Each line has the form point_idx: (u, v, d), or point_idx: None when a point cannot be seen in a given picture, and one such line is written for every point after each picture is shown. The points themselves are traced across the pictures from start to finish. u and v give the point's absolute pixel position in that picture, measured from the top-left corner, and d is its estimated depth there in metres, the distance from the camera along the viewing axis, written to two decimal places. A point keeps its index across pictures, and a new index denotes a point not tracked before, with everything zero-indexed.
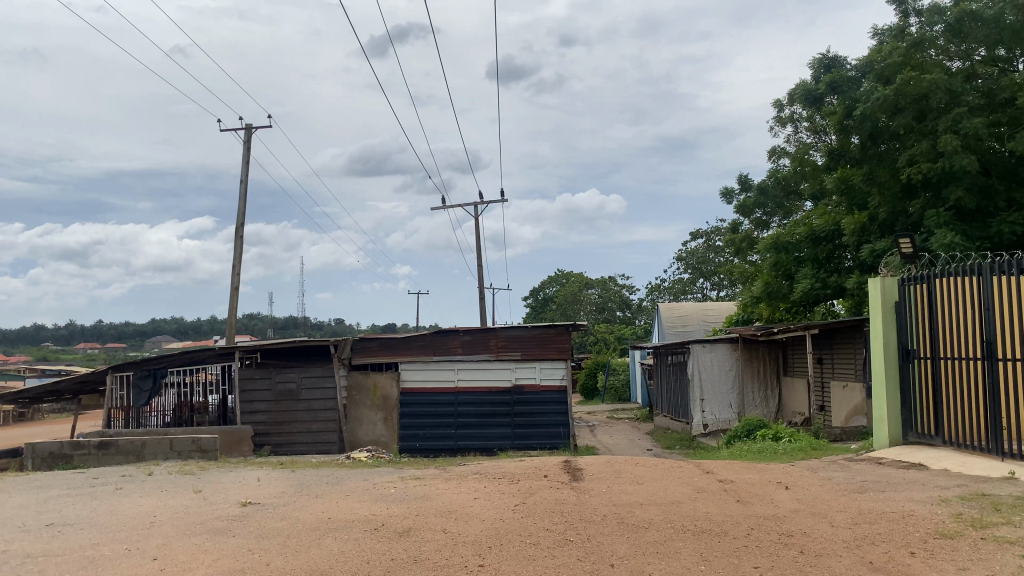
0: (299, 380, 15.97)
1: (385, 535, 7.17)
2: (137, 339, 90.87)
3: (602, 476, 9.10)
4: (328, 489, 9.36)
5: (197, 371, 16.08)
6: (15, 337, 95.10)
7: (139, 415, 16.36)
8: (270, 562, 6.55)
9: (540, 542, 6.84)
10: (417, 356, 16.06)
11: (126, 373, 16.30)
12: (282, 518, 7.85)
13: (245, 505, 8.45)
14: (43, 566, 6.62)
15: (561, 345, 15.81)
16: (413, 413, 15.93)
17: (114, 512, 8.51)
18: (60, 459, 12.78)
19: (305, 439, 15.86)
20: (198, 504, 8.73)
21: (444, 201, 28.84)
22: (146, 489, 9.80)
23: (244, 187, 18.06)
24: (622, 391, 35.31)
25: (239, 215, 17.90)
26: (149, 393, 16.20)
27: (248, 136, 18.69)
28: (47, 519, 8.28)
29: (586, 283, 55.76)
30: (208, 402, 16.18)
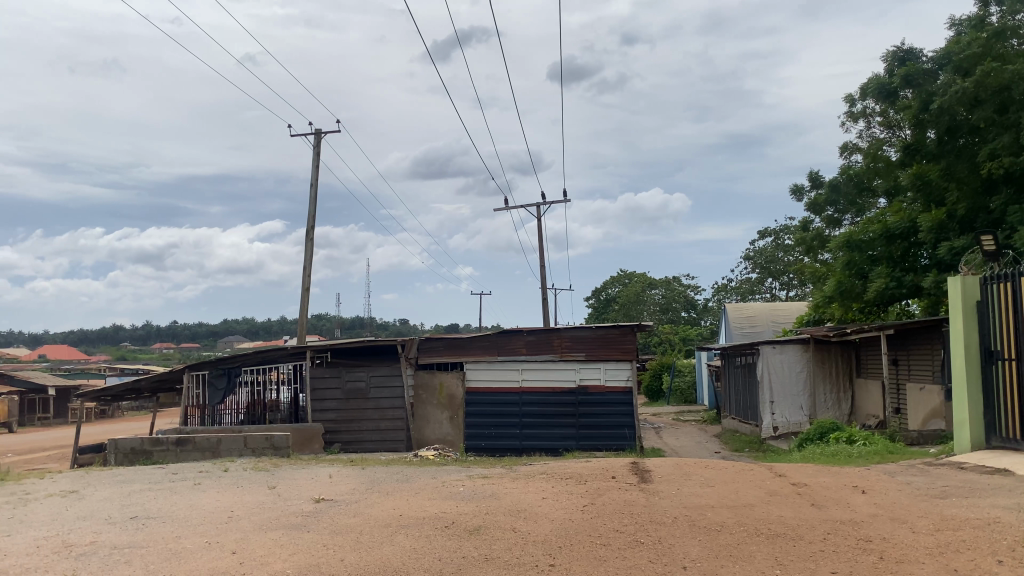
0: (367, 379, 16.24)
1: (456, 533, 7.23)
2: (209, 339, 93.61)
3: (671, 478, 9.01)
4: (398, 487, 9.50)
5: (269, 370, 16.51)
6: (95, 337, 98.89)
7: (215, 412, 16.91)
8: (344, 557, 6.68)
9: (611, 542, 6.82)
10: (481, 356, 16.16)
11: (202, 371, 16.91)
12: (355, 514, 8.00)
13: (318, 501, 8.63)
14: (130, 557, 6.88)
15: (626, 345, 15.69)
16: (479, 413, 16.04)
17: (193, 506, 8.78)
18: (141, 454, 13.25)
19: (373, 438, 16.11)
20: (273, 499, 8.95)
21: (508, 203, 29.00)
22: (223, 484, 10.08)
23: (314, 190, 18.46)
24: (688, 393, 34.93)
25: (309, 218, 18.30)
26: (224, 391, 16.72)
27: (318, 141, 19.07)
28: (131, 511, 8.60)
29: (650, 283, 55.39)
30: (280, 400, 16.60)
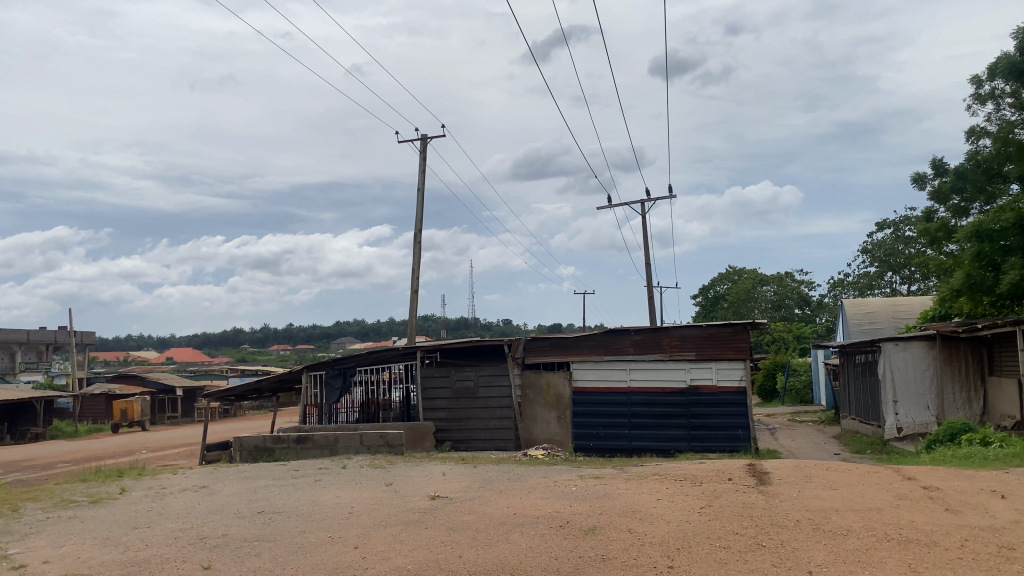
0: (476, 378, 16.44)
1: (572, 533, 7.22)
2: (322, 341, 97.03)
3: (791, 480, 8.71)
4: (511, 485, 9.56)
5: (381, 369, 16.97)
6: (217, 340, 104.04)
7: (331, 410, 17.51)
8: (462, 554, 6.77)
9: (731, 545, 6.65)
10: (589, 356, 16.08)
11: (320, 372, 17.57)
12: (471, 512, 8.09)
13: (434, 498, 8.78)
14: (260, 549, 7.17)
15: (739, 344, 15.27)
16: (588, 412, 15.97)
17: (316, 501, 9.10)
18: (264, 451, 13.86)
19: (484, 437, 16.28)
20: (391, 496, 9.16)
21: (612, 200, 28.74)
22: (342, 480, 10.39)
23: (421, 194, 18.81)
24: (803, 393, 33.81)
25: (416, 222, 18.67)
26: (340, 390, 17.30)
27: (424, 146, 19.42)
28: (258, 506, 8.98)
29: (760, 279, 53.95)
30: (392, 399, 16.99)
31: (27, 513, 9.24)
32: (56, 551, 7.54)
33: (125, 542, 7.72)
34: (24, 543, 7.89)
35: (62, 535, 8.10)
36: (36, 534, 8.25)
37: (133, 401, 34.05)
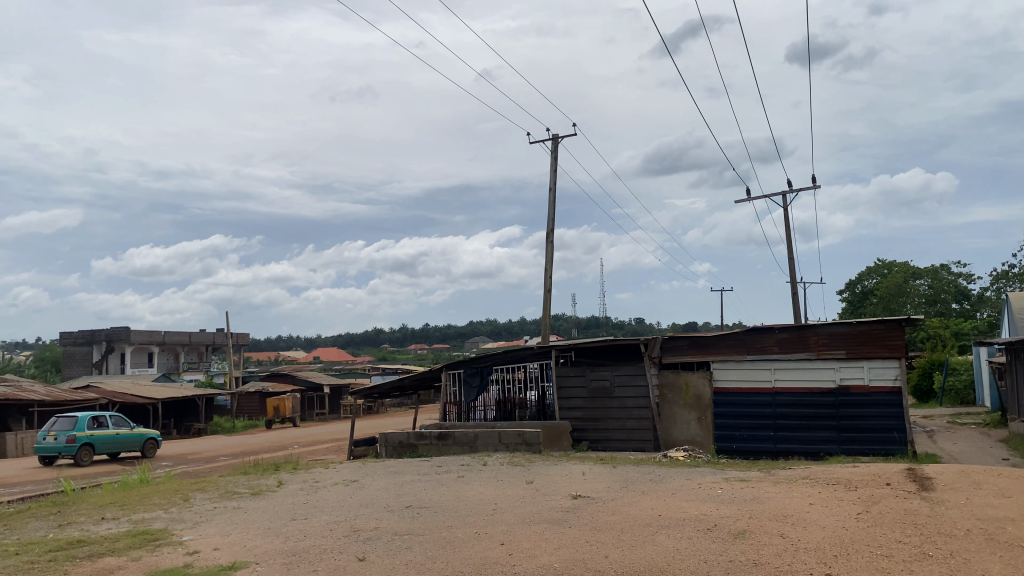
0: (612, 378, 16.36)
1: (720, 536, 7.03)
2: (457, 341, 99.29)
3: (957, 487, 8.16)
4: (653, 486, 9.44)
5: (518, 369, 17.20)
6: (359, 340, 108.43)
7: (468, 409, 17.90)
8: (609, 554, 6.73)
9: (894, 554, 6.29)
10: (730, 355, 15.66)
11: (458, 371, 18.01)
12: (614, 512, 8.03)
13: (576, 497, 8.78)
14: (410, 543, 7.39)
15: (892, 342, 14.44)
16: (729, 413, 15.56)
17: (461, 497, 9.30)
18: (407, 447, 14.31)
19: (621, 436, 16.15)
20: (533, 493, 9.24)
21: (749, 194, 27.87)
22: (484, 477, 10.59)
23: (554, 194, 18.88)
24: (964, 393, 31.66)
25: (549, 222, 18.75)
26: (477, 389, 17.66)
27: (555, 145, 19.48)
28: (406, 501, 9.26)
29: (912, 273, 50.94)
30: (527, 398, 17.16)
31: (197, 503, 9.93)
32: (225, 538, 8.06)
33: (285, 533, 8.15)
34: (196, 530, 8.48)
35: (229, 524, 8.64)
36: (206, 522, 8.84)
37: (284, 398, 35.98)
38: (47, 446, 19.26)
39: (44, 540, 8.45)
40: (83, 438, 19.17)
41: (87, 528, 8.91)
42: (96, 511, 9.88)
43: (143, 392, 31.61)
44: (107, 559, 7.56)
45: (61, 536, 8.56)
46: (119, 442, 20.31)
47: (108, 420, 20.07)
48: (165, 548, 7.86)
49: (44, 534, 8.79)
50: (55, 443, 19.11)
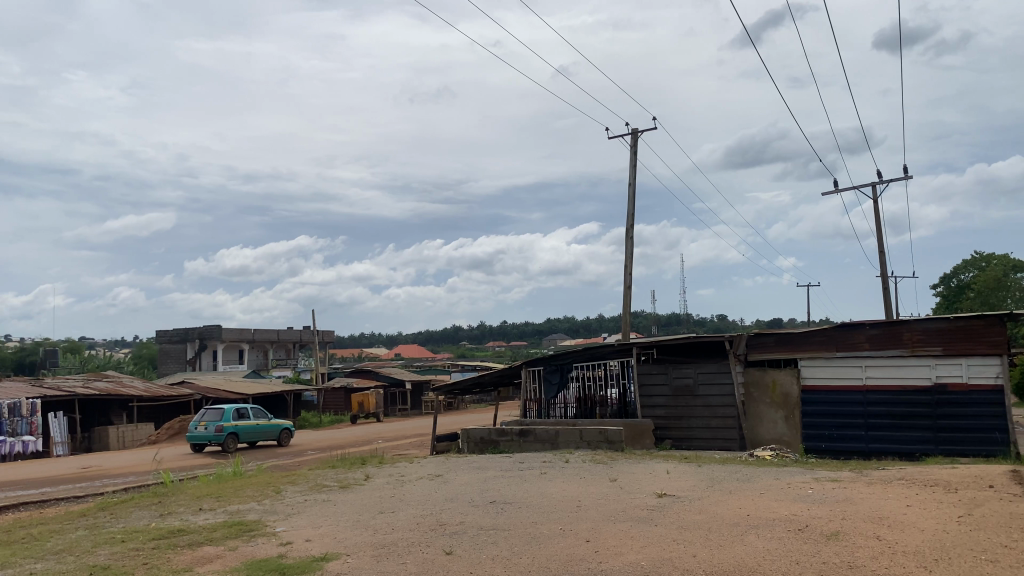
0: (695, 376, 16.12)
1: (812, 538, 6.85)
2: (535, 338, 99.51)
3: None
4: (740, 486, 9.26)
5: (599, 366, 17.16)
6: (438, 337, 109.85)
7: (548, 406, 17.99)
8: (696, 554, 6.64)
9: (1000, 559, 6.01)
10: (818, 352, 15.26)
11: (538, 368, 18.13)
12: (701, 511, 7.92)
13: (661, 495, 8.70)
14: (496, 538, 7.45)
15: (993, 338, 13.78)
16: (818, 412, 15.15)
17: (544, 494, 9.31)
18: (489, 443, 14.41)
19: (705, 435, 15.91)
20: (617, 491, 9.19)
21: (836, 186, 27.09)
22: (567, 474, 10.59)
23: (633, 189, 18.71)
24: None
25: (629, 218, 18.59)
26: (557, 386, 17.73)
27: (635, 140, 19.29)
28: (490, 496, 9.34)
29: (1013, 266, 48.57)
30: (609, 396, 17.11)
31: (288, 495, 10.23)
32: (316, 530, 8.28)
33: (373, 525, 8.34)
34: (288, 522, 8.74)
35: (320, 517, 8.87)
36: (297, 514, 9.11)
37: (367, 394, 36.75)
38: (197, 433, 20.70)
39: (146, 529, 8.84)
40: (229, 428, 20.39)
41: (186, 518, 9.29)
42: (193, 501, 10.29)
43: (235, 387, 32.75)
44: (206, 548, 7.87)
45: (162, 525, 8.95)
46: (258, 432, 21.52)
47: (250, 411, 21.32)
48: (259, 538, 8.13)
49: (146, 523, 9.21)
50: (205, 432, 20.49)
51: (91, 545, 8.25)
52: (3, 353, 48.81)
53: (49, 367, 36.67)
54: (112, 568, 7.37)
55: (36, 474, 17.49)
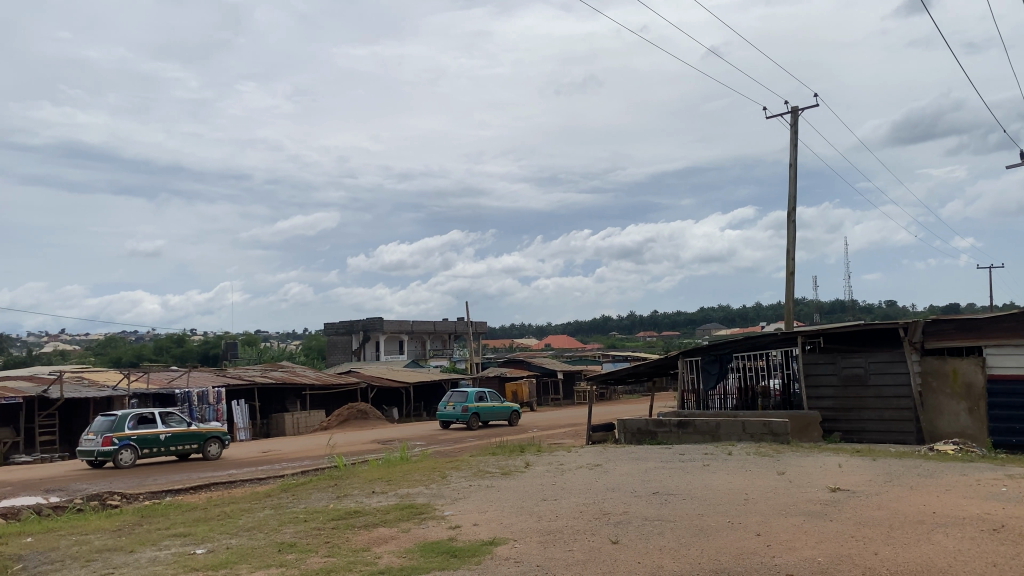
0: (867, 365, 15.28)
1: (1009, 539, 6.34)
2: (688, 328, 97.64)
3: None
4: (923, 481, 8.70)
5: (761, 356, 16.66)
6: (589, 327, 110.00)
7: (707, 397, 17.63)
8: (878, 551, 6.31)
9: None
10: (1005, 340, 14.13)
11: (695, 358, 17.82)
12: (879, 507, 7.52)
13: (834, 490, 8.32)
14: (661, 529, 7.37)
15: None
16: (1007, 404, 13.99)
17: (709, 486, 9.13)
18: (647, 434, 14.30)
19: (878, 428, 15.03)
20: (786, 485, 8.87)
21: None
22: (731, 466, 10.33)
23: (795, 170, 17.95)
24: None
25: (790, 200, 17.87)
26: (716, 376, 17.36)
27: (796, 119, 18.50)
28: (652, 487, 9.26)
29: None
30: (771, 387, 16.55)
31: (454, 480, 10.57)
32: (483, 515, 8.51)
33: (538, 512, 8.47)
34: (456, 506, 9.02)
35: (485, 502, 9.11)
36: (464, 499, 9.39)
37: (522, 383, 37.38)
38: (449, 411, 25.15)
39: (325, 510, 9.38)
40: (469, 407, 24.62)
41: (361, 500, 9.78)
42: (366, 484, 10.84)
43: (397, 377, 34.23)
44: (381, 529, 8.26)
45: (340, 506, 9.47)
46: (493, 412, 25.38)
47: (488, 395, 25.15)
48: (430, 521, 8.45)
49: (325, 504, 9.78)
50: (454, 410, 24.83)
51: (279, 523, 8.85)
52: (191, 345, 53.23)
53: (230, 358, 39.65)
54: (298, 545, 7.88)
55: (230, 456, 19.06)
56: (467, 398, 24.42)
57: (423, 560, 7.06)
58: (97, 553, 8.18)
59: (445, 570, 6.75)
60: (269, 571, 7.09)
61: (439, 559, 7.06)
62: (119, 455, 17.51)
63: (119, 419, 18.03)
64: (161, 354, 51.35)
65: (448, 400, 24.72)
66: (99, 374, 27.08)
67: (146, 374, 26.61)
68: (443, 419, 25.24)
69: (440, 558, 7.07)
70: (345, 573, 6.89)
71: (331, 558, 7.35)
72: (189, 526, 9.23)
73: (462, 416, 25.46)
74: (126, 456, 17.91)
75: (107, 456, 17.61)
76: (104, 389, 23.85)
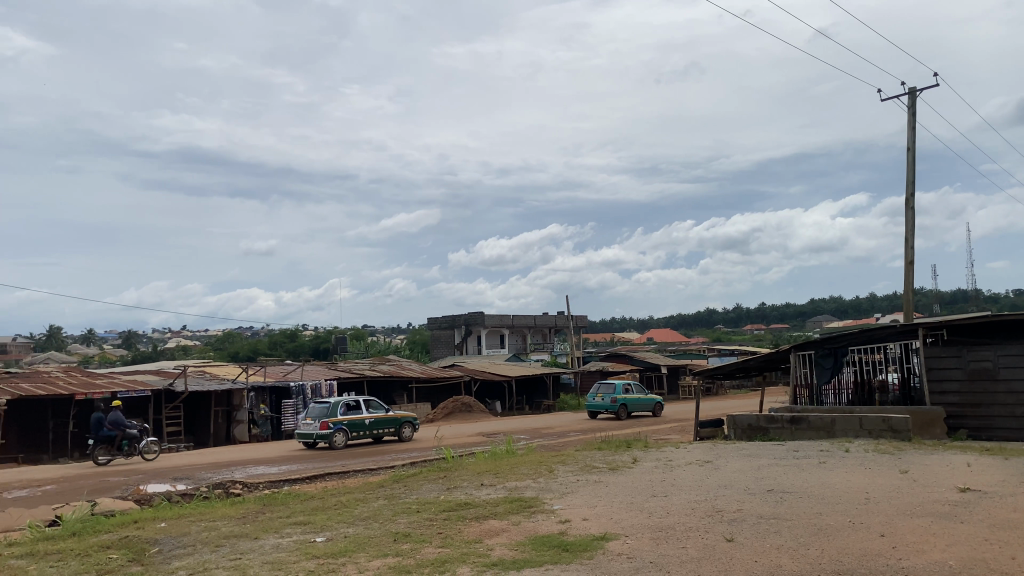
0: (996, 358, 14.41)
1: None
2: (797, 321, 94.57)
3: None
4: None
5: (878, 349, 16.06)
6: (692, 320, 108.09)
7: (820, 392, 17.10)
8: (1014, 556, 5.96)
9: None
10: None
11: (808, 352, 17.32)
12: (1014, 509, 7.09)
13: (964, 491, 7.89)
14: (778, 527, 7.18)
15: None
16: None
17: (827, 484, 8.83)
18: (758, 430, 13.97)
19: (1009, 425, 14.17)
20: (910, 484, 8.47)
21: None
22: (849, 464, 9.95)
23: (913, 154, 17.11)
24: None
25: (908, 186, 17.05)
26: (830, 370, 16.82)
27: (913, 101, 17.61)
28: (766, 484, 9.01)
29: None
30: (889, 381, 15.96)
31: (562, 475, 10.58)
32: (593, 509, 8.49)
33: (648, 508, 8.39)
34: (565, 500, 9.05)
35: (594, 497, 9.08)
36: (573, 493, 9.40)
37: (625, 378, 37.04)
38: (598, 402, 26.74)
39: (437, 501, 9.58)
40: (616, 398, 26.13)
41: (470, 492, 9.94)
42: (476, 477, 11.01)
43: (500, 370, 34.58)
44: (491, 521, 8.36)
45: (451, 498, 9.64)
46: (636, 403, 26.70)
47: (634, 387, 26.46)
48: (539, 514, 8.50)
49: (436, 495, 9.99)
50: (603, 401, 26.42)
51: (393, 514, 9.09)
52: (302, 339, 55.31)
53: (340, 352, 40.99)
54: (412, 535, 8.07)
55: (348, 447, 19.77)
56: (615, 390, 25.93)
57: (536, 553, 7.10)
58: (225, 539, 8.61)
59: (558, 563, 6.78)
60: (386, 560, 7.30)
61: (552, 553, 7.09)
62: (333, 441, 19.03)
63: (332, 405, 19.59)
64: (275, 348, 53.59)
65: (596, 392, 26.34)
66: (219, 367, 28.49)
67: (262, 367, 27.86)
68: (593, 409, 26.89)
69: (553, 552, 7.10)
70: (459, 564, 7.01)
71: (445, 549, 7.50)
72: (308, 515, 9.59)
73: (609, 407, 27.03)
74: (338, 438, 19.61)
75: (324, 438, 19.25)
76: (225, 382, 25.13)
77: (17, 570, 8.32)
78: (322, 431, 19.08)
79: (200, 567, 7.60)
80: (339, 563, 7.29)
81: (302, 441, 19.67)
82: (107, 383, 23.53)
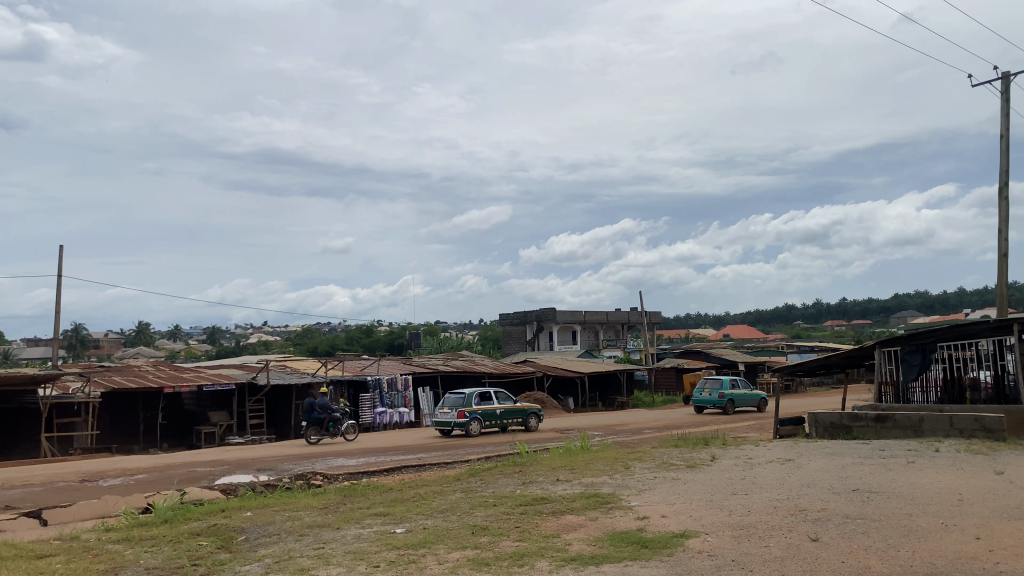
0: None
1: None
2: (881, 317, 91.47)
3: None
4: None
5: (969, 345, 15.40)
6: (770, 316, 105.78)
7: (907, 390, 16.49)
8: None
9: None
10: None
11: (894, 349, 16.76)
12: None
13: None
14: (865, 528, 6.97)
15: None
16: None
17: (916, 484, 8.52)
18: (841, 429, 13.60)
19: None
20: (1007, 486, 8.10)
21: None
22: (939, 465, 9.58)
23: (1006, 142, 16.35)
24: None
25: (1001, 175, 16.30)
26: (918, 367, 16.22)
27: (1006, 85, 16.82)
28: (852, 484, 8.76)
29: None
30: (981, 379, 15.25)
31: (638, 471, 10.51)
32: (671, 507, 8.40)
33: (729, 506, 8.24)
34: (642, 497, 8.98)
35: (672, 494, 8.98)
36: (650, 490, 9.32)
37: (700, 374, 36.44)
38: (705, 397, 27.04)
39: (513, 495, 9.63)
40: (723, 393, 26.44)
41: (546, 487, 9.96)
42: (551, 472, 11.02)
43: (573, 366, 34.51)
44: (568, 516, 8.35)
45: (527, 492, 9.68)
46: (743, 399, 26.93)
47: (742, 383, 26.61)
48: (617, 510, 8.45)
49: (512, 489, 10.03)
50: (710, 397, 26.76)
51: (470, 507, 9.17)
52: (378, 335, 56.30)
53: (414, 348, 41.59)
54: (490, 528, 8.13)
55: (424, 441, 20.06)
56: (722, 385, 26.21)
57: (614, 549, 7.06)
58: (308, 529, 8.84)
59: (637, 560, 6.73)
60: (465, 552, 7.36)
61: (630, 549, 7.04)
62: (469, 429, 19.87)
63: (469, 396, 20.44)
64: (352, 344, 54.71)
65: (704, 386, 26.75)
66: (299, 362, 29.25)
67: (340, 362, 28.47)
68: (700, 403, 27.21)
69: (632, 548, 7.04)
70: (537, 558, 7.02)
71: (522, 543, 7.52)
72: (388, 506, 9.77)
73: (717, 402, 27.39)
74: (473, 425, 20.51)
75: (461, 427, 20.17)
76: (305, 377, 25.79)
77: (114, 554, 8.72)
78: (460, 420, 19.93)
79: (285, 555, 7.83)
80: (419, 554, 7.40)
81: (438, 429, 20.58)
82: (194, 376, 24.43)
